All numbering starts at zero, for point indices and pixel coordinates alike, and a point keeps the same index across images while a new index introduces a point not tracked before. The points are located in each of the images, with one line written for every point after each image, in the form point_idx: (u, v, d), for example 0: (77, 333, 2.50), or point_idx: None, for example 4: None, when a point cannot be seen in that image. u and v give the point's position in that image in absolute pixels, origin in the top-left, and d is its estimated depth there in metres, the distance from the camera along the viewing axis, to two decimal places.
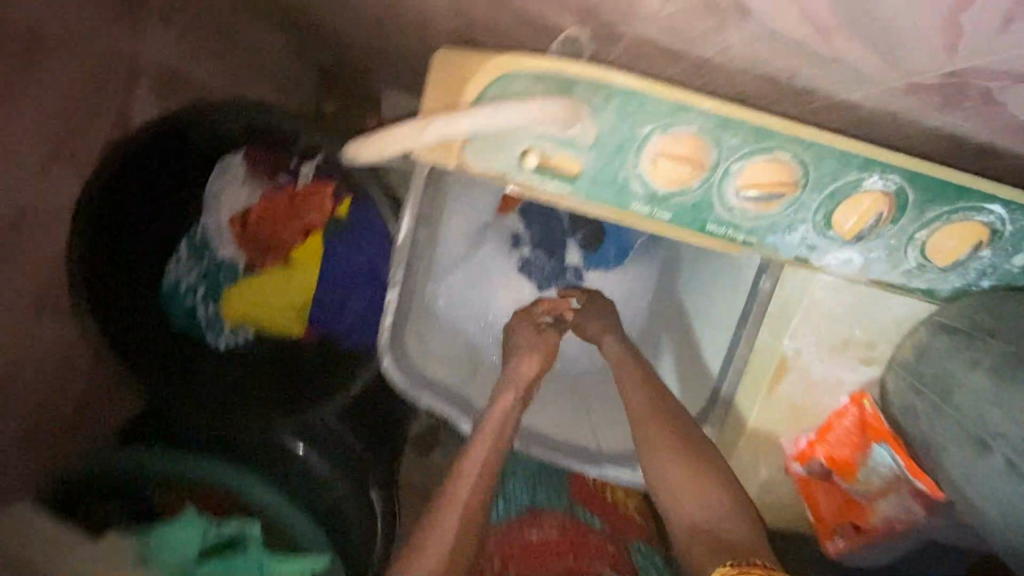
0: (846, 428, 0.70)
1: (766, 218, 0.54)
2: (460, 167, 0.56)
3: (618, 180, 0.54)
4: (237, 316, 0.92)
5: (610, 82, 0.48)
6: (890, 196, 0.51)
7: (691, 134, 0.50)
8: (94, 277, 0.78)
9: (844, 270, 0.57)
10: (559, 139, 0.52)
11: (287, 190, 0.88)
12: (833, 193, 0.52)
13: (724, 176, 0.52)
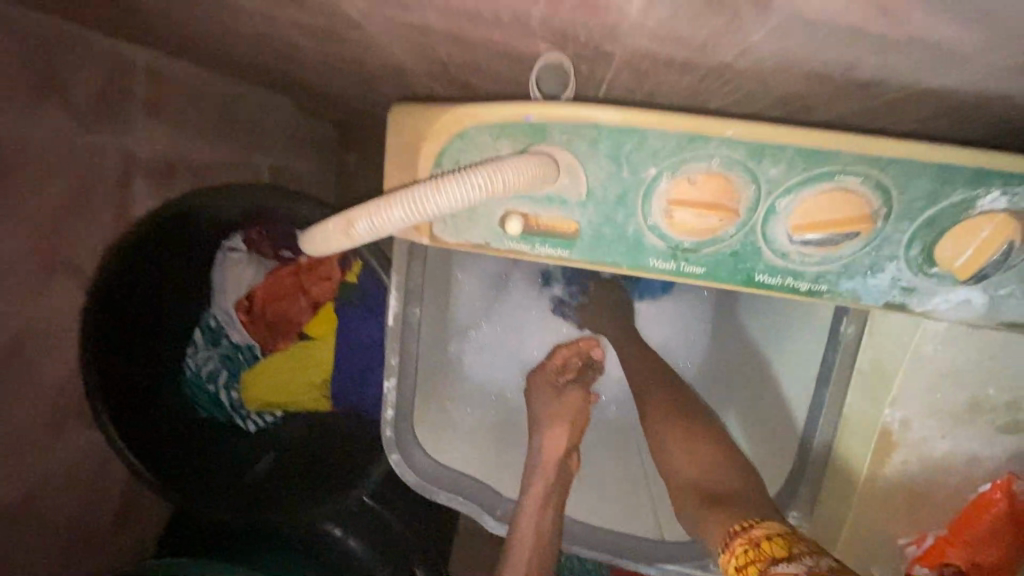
0: (989, 523, 0.48)
1: (836, 260, 0.40)
2: (430, 241, 0.46)
3: (626, 235, 0.42)
4: (258, 401, 0.89)
5: (596, 119, 0.38)
6: (1019, 215, 0.36)
7: (716, 170, 0.38)
8: (118, 384, 0.76)
9: (960, 318, 0.41)
10: (544, 196, 0.41)
11: (291, 266, 0.83)
12: (931, 217, 0.37)
13: (769, 214, 0.39)
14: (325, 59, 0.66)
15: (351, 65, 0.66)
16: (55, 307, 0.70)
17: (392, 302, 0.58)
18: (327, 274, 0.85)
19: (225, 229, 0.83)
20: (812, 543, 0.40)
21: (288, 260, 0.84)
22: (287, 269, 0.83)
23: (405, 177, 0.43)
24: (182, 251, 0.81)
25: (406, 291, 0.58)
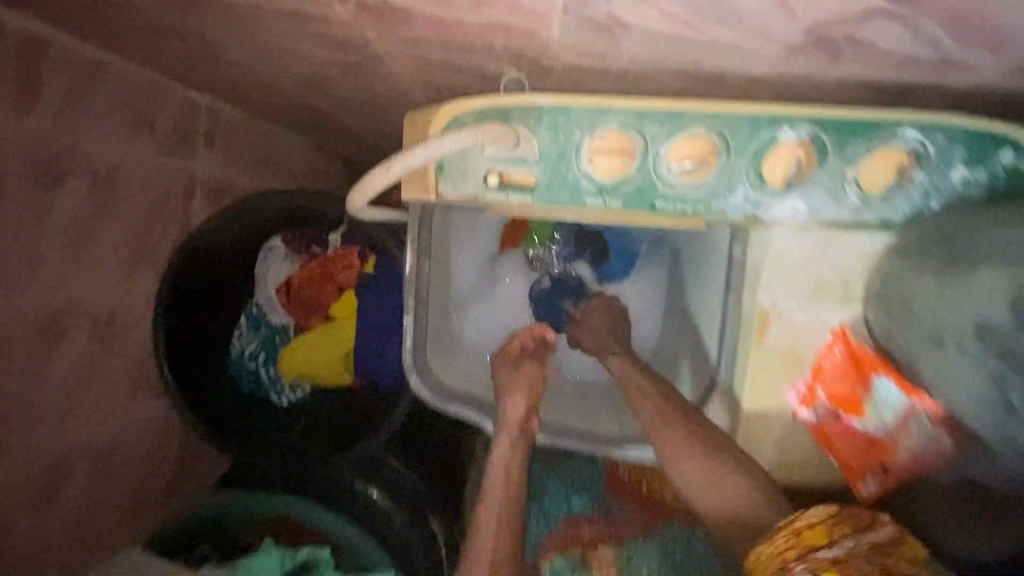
0: (838, 363, 0.64)
1: (704, 185, 0.61)
2: (436, 197, 0.67)
3: (568, 181, 0.63)
4: (293, 376, 1.05)
5: (537, 104, 0.60)
6: (807, 142, 0.57)
7: (616, 130, 0.59)
8: (181, 353, 0.96)
9: (795, 221, 0.61)
10: (511, 158, 0.63)
11: (319, 258, 1.03)
12: (755, 149, 0.58)
13: (656, 156, 0.60)
14: (350, 94, 0.87)
15: (368, 97, 0.87)
16: (132, 294, 0.88)
17: (408, 258, 0.78)
18: (348, 265, 1.04)
19: (267, 232, 1.04)
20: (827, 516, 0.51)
21: (317, 255, 1.04)
22: (316, 262, 1.03)
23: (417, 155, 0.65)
24: (235, 249, 1.02)
25: (418, 252, 0.78)
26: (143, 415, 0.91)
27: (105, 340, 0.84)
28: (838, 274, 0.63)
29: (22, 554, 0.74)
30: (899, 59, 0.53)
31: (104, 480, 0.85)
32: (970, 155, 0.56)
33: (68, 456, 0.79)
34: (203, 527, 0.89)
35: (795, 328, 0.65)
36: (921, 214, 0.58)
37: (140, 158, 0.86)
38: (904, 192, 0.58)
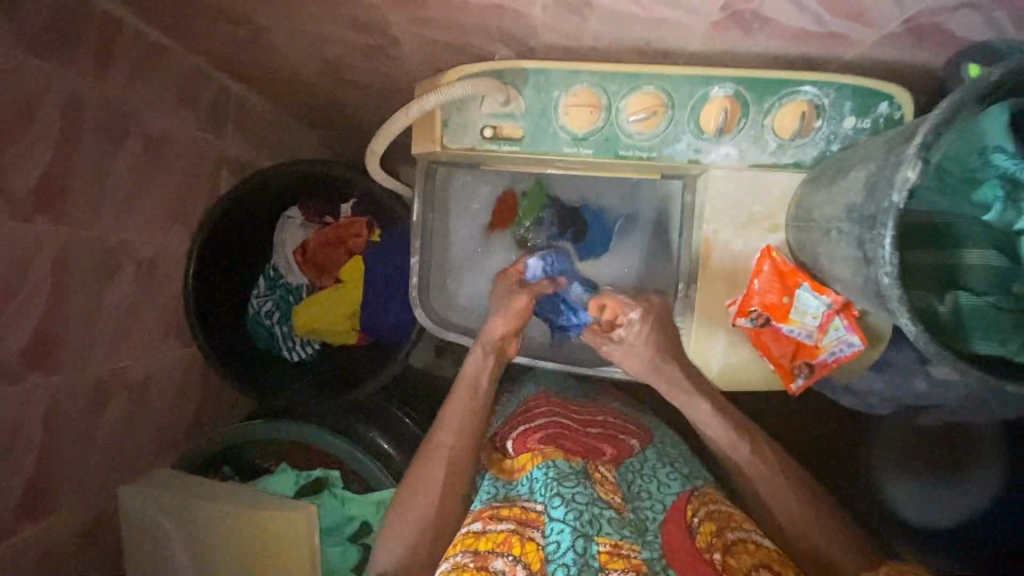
0: (766, 277, 0.79)
1: (656, 134, 0.77)
2: (441, 148, 0.82)
3: (549, 133, 0.78)
4: (304, 330, 1.18)
5: (523, 70, 0.76)
6: (731, 97, 0.73)
7: (585, 89, 0.75)
8: (208, 304, 1.08)
9: (728, 163, 0.77)
10: (503, 114, 0.78)
11: (332, 226, 1.17)
12: (693, 103, 0.75)
13: (617, 111, 0.76)
14: (369, 79, 1.01)
15: (381, 82, 1.03)
16: (168, 247, 1.00)
17: (415, 208, 0.93)
18: (357, 233, 1.17)
19: (286, 203, 1.18)
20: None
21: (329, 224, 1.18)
22: (328, 229, 1.17)
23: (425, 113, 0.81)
24: (258, 217, 1.16)
25: (423, 201, 0.93)
26: (172, 357, 1.01)
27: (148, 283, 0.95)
28: (766, 207, 0.79)
29: (70, 465, 0.83)
30: (795, 32, 0.70)
31: (139, 411, 0.94)
32: (856, 106, 0.73)
33: (110, 381, 0.88)
34: (229, 455, 1.00)
35: (732, 252, 0.80)
36: (823, 155, 0.75)
37: (182, 130, 0.99)
38: (809, 136, 0.75)
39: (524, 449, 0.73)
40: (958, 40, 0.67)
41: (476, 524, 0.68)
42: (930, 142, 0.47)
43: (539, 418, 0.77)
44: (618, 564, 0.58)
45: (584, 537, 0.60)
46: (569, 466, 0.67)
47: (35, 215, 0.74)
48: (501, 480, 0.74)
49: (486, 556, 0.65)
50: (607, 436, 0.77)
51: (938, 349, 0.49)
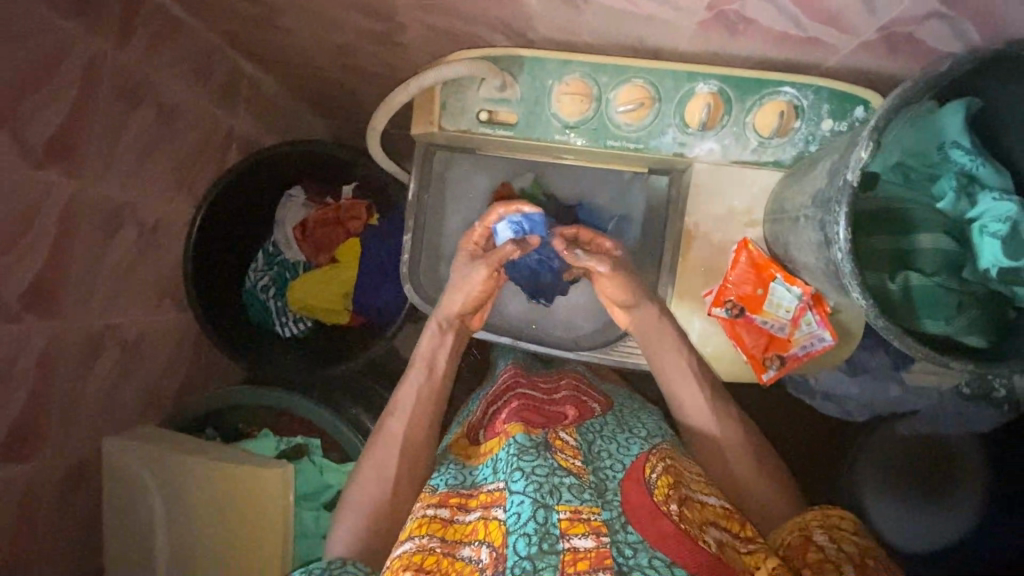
0: (745, 270, 0.81)
1: (643, 126, 0.80)
2: (439, 129, 0.86)
3: (542, 119, 0.82)
4: (298, 305, 1.21)
5: (520, 57, 0.80)
6: (715, 93, 0.77)
7: (577, 78, 0.79)
8: (205, 273, 1.11)
9: (711, 157, 0.81)
10: (499, 99, 0.82)
11: (333, 206, 1.21)
12: (679, 99, 0.78)
13: (607, 101, 0.80)
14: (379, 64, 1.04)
15: (387, 68, 1.07)
16: (171, 214, 1.04)
17: (411, 187, 0.97)
18: (357, 214, 1.20)
19: (290, 181, 1.23)
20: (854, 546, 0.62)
21: (330, 204, 1.22)
22: (329, 209, 1.20)
23: (426, 95, 0.85)
24: (263, 192, 1.20)
25: (420, 181, 0.97)
26: (165, 319, 1.05)
27: (148, 245, 0.99)
28: (746, 201, 0.82)
29: (56, 413, 0.85)
30: (776, 35, 0.73)
31: (129, 368, 0.97)
32: (833, 109, 0.77)
33: (104, 336, 0.91)
34: (214, 418, 1.03)
35: (712, 242, 0.83)
36: (802, 154, 0.79)
37: (194, 102, 1.02)
38: (789, 135, 0.78)
39: (494, 434, 0.71)
40: (933, 53, 0.70)
41: (443, 511, 0.65)
42: (881, 127, 0.50)
43: (504, 396, 0.78)
44: (580, 529, 0.53)
45: (544, 507, 0.54)
46: (530, 440, 0.62)
47: (46, 165, 0.78)
48: (466, 467, 0.72)
49: (453, 543, 0.61)
50: (571, 399, 0.79)
51: (887, 323, 0.51)
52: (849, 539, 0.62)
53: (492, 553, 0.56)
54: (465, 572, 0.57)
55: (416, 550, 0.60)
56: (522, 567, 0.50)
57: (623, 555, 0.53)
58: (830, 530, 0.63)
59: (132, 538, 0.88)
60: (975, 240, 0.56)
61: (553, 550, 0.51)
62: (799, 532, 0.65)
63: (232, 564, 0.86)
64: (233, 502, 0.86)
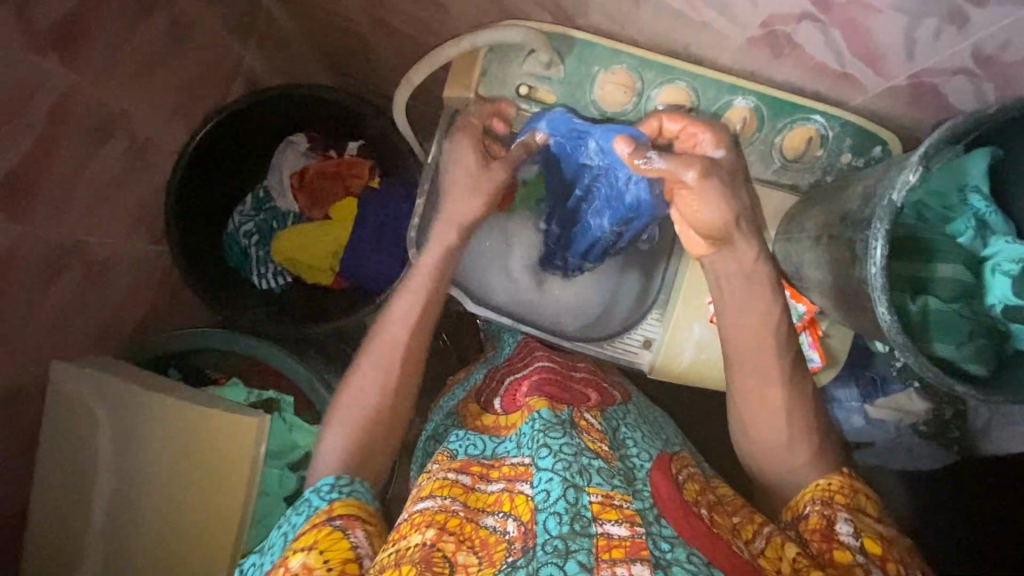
0: None
1: None
2: (475, 95, 0.84)
3: (580, 103, 0.82)
4: (281, 256, 1.14)
5: (571, 37, 0.79)
6: (751, 110, 0.79)
7: (624, 69, 0.80)
8: (189, 207, 1.04)
9: None
10: (542, 76, 0.81)
11: (336, 160, 1.16)
12: (716, 109, 0.80)
13: (648, 99, 0.81)
14: (418, 35, 0.96)
15: None
16: (166, 137, 0.98)
17: (432, 150, 0.93)
18: (359, 173, 1.15)
19: (294, 126, 1.17)
20: (874, 531, 0.66)
21: (333, 157, 1.16)
22: (331, 162, 1.15)
23: (465, 59, 0.83)
24: (265, 131, 1.13)
25: (441, 146, 0.93)
26: (139, 248, 0.98)
27: (132, 167, 0.92)
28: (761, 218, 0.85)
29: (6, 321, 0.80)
30: (816, 66, 0.74)
31: (92, 290, 0.92)
32: (854, 145, 0.79)
33: (71, 252, 0.86)
34: (178, 359, 0.98)
35: None
36: (820, 181, 0.83)
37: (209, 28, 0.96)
38: (813, 161, 0.82)
39: (515, 408, 0.76)
40: (957, 110, 0.73)
41: (464, 478, 0.67)
42: (929, 155, 0.54)
43: (524, 369, 0.85)
44: (612, 516, 0.55)
45: (574, 487, 0.57)
46: (555, 417, 0.67)
47: (45, 52, 0.74)
48: (486, 436, 0.75)
49: (476, 510, 0.62)
50: (590, 381, 0.86)
51: (906, 340, 0.55)
52: (871, 527, 0.67)
53: (520, 526, 0.57)
54: (491, 540, 0.58)
55: (439, 510, 0.61)
56: (554, 544, 0.53)
57: (659, 548, 0.54)
58: (854, 515, 0.68)
59: (81, 463, 0.85)
60: (986, 277, 0.62)
61: (585, 532, 0.53)
62: (825, 510, 0.68)
63: (189, 506, 0.83)
64: (198, 445, 0.83)
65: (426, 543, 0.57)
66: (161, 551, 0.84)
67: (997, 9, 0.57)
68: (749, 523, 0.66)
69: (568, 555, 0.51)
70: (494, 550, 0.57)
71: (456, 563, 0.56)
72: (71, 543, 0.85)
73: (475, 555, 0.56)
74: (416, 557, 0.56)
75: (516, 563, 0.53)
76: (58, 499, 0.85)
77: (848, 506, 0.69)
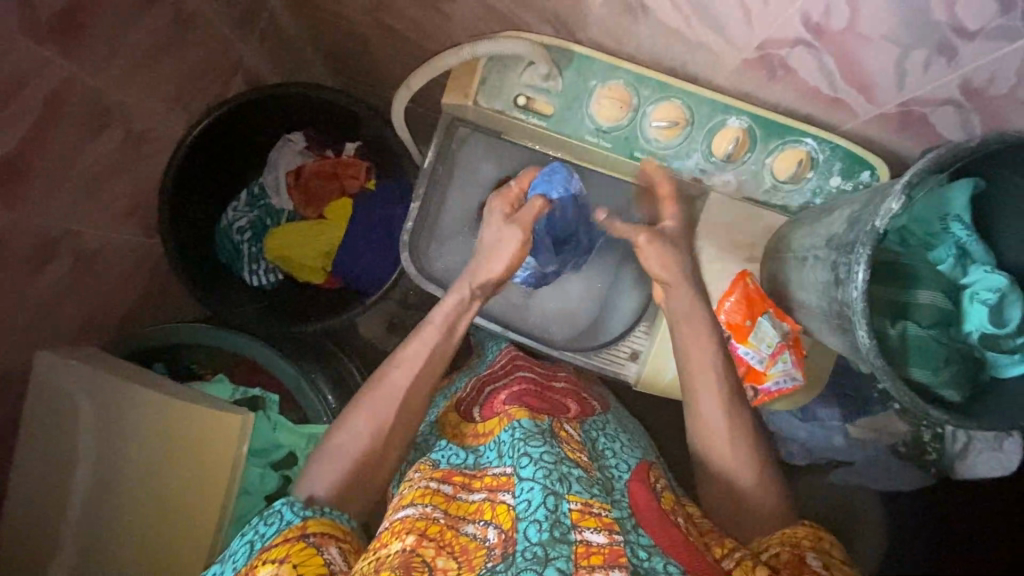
0: (739, 299, 0.85)
1: (671, 145, 0.82)
2: (472, 103, 0.84)
3: (576, 117, 0.83)
4: (273, 254, 1.13)
5: (570, 51, 0.80)
6: (744, 130, 0.80)
7: (621, 85, 0.80)
8: (183, 201, 1.04)
9: (726, 189, 0.84)
10: (540, 87, 0.82)
11: (332, 160, 1.16)
12: (710, 127, 0.81)
13: (643, 114, 0.81)
14: (419, 39, 0.96)
15: None
16: (162, 129, 0.97)
17: (429, 155, 0.94)
18: (355, 174, 1.15)
19: (292, 126, 1.17)
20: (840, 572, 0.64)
21: (330, 157, 1.16)
22: (327, 163, 1.15)
23: (465, 68, 0.84)
24: (263, 129, 1.14)
25: (438, 151, 0.95)
26: (130, 240, 0.98)
27: (126, 158, 0.92)
28: (750, 236, 0.86)
29: None
30: (808, 90, 0.75)
31: (81, 280, 0.91)
32: (844, 168, 0.80)
33: (61, 241, 0.86)
34: (164, 354, 0.97)
35: (711, 270, 0.87)
36: (808, 204, 0.83)
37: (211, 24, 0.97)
38: (803, 183, 0.82)
39: (492, 415, 0.77)
40: (944, 139, 0.74)
41: (446, 488, 0.67)
42: (914, 183, 0.56)
43: (506, 378, 0.85)
44: (591, 523, 0.56)
45: (554, 494, 0.57)
46: (535, 426, 0.68)
47: (46, 42, 0.74)
48: (465, 446, 0.75)
49: (457, 518, 0.62)
50: (571, 392, 0.86)
51: (884, 364, 0.56)
52: (838, 567, 0.65)
53: (501, 534, 0.58)
54: (471, 547, 0.58)
55: (420, 517, 0.61)
56: (534, 551, 0.52)
57: (636, 556, 0.56)
58: (821, 555, 0.66)
59: (62, 453, 0.85)
60: (964, 305, 0.63)
61: (565, 539, 0.53)
62: (792, 550, 0.66)
63: (168, 502, 0.83)
64: (179, 441, 0.83)
65: (405, 549, 0.57)
66: (137, 546, 0.83)
67: (983, 45, 0.58)
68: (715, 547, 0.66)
69: (548, 562, 0.51)
70: (474, 555, 0.57)
71: (435, 568, 0.56)
72: (46, 534, 0.85)
73: (455, 559, 0.57)
74: (395, 563, 0.55)
75: (495, 568, 0.54)
76: (36, 488, 0.85)
77: (814, 547, 0.66)
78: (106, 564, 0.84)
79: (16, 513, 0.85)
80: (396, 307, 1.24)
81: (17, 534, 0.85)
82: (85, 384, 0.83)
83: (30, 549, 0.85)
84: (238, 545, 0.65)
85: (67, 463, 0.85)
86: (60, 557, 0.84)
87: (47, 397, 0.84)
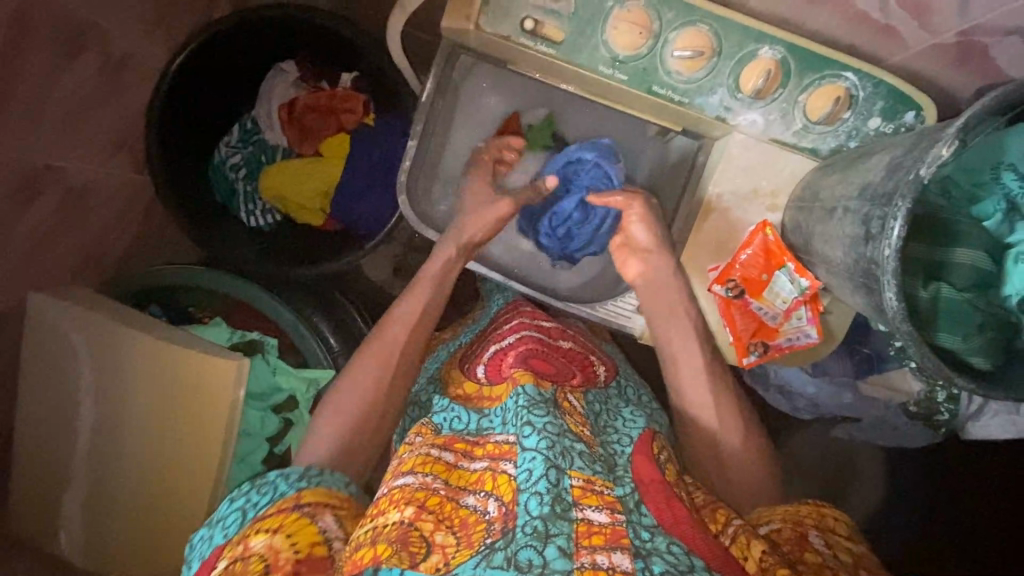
0: (758, 251, 0.80)
1: (694, 80, 0.74)
2: (475, 26, 0.75)
3: (589, 44, 0.74)
4: (269, 193, 1.08)
5: None
6: (777, 62, 0.71)
7: (641, 6, 0.71)
8: (169, 134, 0.99)
9: (752, 130, 0.76)
10: (551, 9, 0.73)
11: (328, 92, 1.08)
12: (740, 58, 0.72)
13: (664, 43, 0.72)
14: None
15: None
16: (143, 56, 0.92)
17: (427, 89, 0.85)
18: (352, 109, 1.08)
19: (284, 54, 1.09)
20: (844, 550, 0.64)
21: (326, 90, 1.09)
22: (323, 95, 1.08)
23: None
24: (255, 57, 1.07)
25: (437, 82, 0.86)
26: (116, 177, 0.95)
27: (104, 90, 0.88)
28: (774, 182, 0.79)
29: None
30: (855, 14, 0.66)
31: (69, 218, 0.90)
32: (885, 108, 0.72)
33: (45, 176, 0.84)
34: (158, 295, 0.96)
35: (729, 221, 0.81)
36: (842, 148, 0.75)
37: None
38: (840, 123, 0.74)
39: (500, 379, 0.76)
40: (1003, 75, 0.66)
41: (447, 455, 0.66)
42: (968, 127, 0.50)
43: (508, 339, 0.82)
44: (592, 501, 0.56)
45: (556, 468, 0.57)
46: (538, 394, 0.67)
47: None
48: (470, 407, 0.76)
49: (458, 489, 0.61)
50: (574, 353, 0.84)
51: (910, 329, 0.52)
52: (843, 546, 0.64)
53: (501, 506, 0.57)
54: (470, 520, 0.58)
55: (420, 486, 0.60)
56: (534, 525, 0.52)
57: (639, 537, 0.55)
58: (824, 534, 0.65)
59: (61, 395, 0.86)
60: (1006, 266, 0.58)
61: (566, 516, 0.53)
62: (793, 527, 0.65)
63: (168, 444, 0.85)
64: (175, 386, 0.83)
65: (404, 521, 0.56)
66: (142, 484, 0.86)
67: None
68: (713, 518, 0.65)
69: (548, 538, 0.52)
70: (474, 531, 0.56)
71: (434, 543, 0.56)
72: (54, 468, 0.87)
73: (454, 535, 0.56)
74: (393, 536, 0.55)
75: (495, 546, 0.54)
76: (41, 424, 0.87)
77: (818, 524, 0.66)
78: (112, 498, 0.87)
79: (29, 447, 0.88)
80: (400, 250, 1.19)
81: (26, 466, 0.88)
82: (84, 328, 0.84)
83: (41, 480, 0.88)
84: (229, 511, 0.65)
85: (65, 404, 0.86)
86: (71, 489, 0.88)
87: (44, 334, 0.85)
